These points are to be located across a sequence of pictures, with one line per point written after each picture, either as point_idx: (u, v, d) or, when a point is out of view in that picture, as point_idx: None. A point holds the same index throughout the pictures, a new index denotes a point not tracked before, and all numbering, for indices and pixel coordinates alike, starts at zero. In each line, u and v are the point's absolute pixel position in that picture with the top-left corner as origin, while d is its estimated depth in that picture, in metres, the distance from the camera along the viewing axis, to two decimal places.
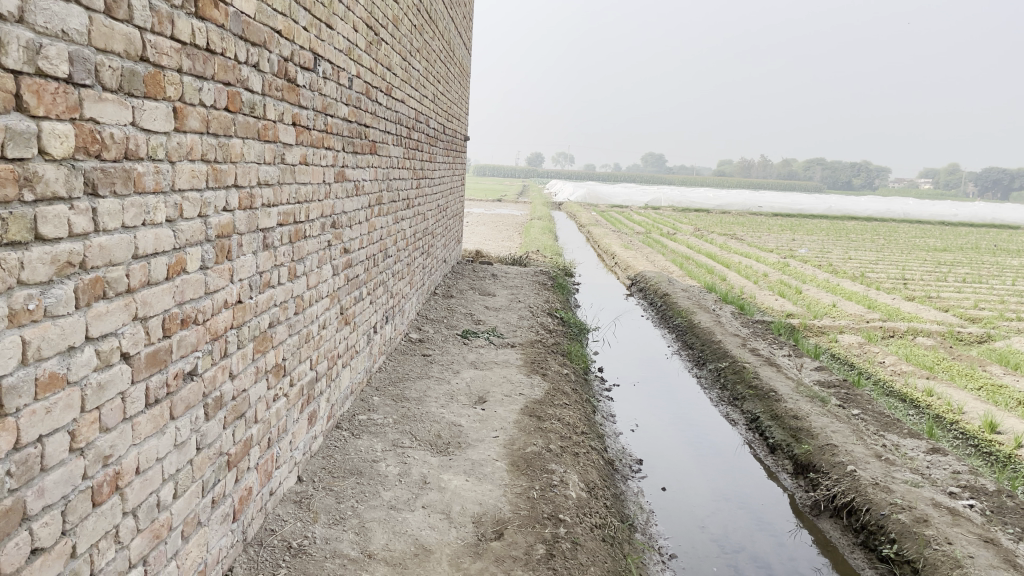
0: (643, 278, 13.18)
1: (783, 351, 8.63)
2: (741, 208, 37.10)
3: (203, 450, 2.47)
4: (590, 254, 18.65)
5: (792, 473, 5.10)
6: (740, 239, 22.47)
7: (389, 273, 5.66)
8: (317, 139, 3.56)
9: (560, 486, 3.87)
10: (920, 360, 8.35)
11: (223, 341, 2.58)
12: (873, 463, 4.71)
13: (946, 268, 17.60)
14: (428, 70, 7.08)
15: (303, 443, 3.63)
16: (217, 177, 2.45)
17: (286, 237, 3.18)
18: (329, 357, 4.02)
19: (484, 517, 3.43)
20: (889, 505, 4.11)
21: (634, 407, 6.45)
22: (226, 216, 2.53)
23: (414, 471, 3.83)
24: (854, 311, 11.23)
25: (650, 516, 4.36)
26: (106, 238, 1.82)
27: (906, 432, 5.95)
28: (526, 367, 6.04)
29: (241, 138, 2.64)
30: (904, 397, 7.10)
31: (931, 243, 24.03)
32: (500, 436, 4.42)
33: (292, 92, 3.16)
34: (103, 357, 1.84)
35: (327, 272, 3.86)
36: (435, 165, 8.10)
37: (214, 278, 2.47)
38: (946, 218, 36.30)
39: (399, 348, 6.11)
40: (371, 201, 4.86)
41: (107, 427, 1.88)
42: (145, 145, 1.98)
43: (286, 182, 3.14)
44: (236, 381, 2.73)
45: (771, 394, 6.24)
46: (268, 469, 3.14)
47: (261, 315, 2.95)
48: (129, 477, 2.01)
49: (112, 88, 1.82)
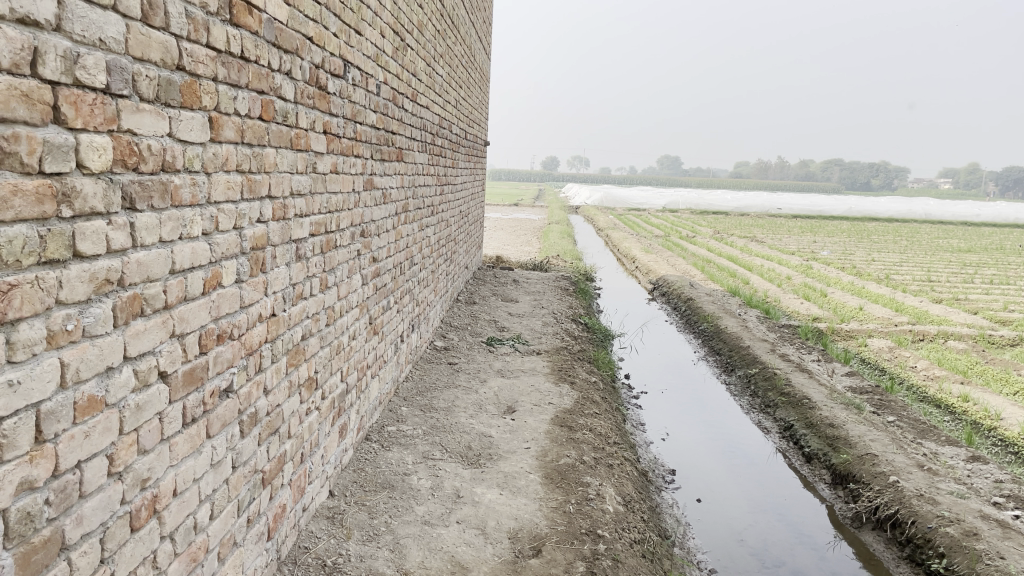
0: (665, 282, 13.06)
1: (811, 356, 8.49)
2: (759, 210, 36.82)
3: (239, 469, 2.41)
4: (610, 258, 18.53)
5: (830, 484, 4.98)
6: (761, 241, 22.25)
7: (415, 281, 5.59)
8: (347, 147, 3.50)
9: (596, 499, 3.78)
10: (953, 364, 8.18)
11: (258, 356, 2.52)
12: (916, 473, 4.58)
13: (972, 269, 17.33)
14: (450, 76, 7.02)
15: (335, 456, 3.56)
16: (252, 188, 2.39)
17: (318, 247, 3.12)
18: (359, 368, 3.95)
19: (521, 532, 3.35)
20: (936, 517, 3.98)
21: (662, 415, 6.34)
22: (260, 227, 2.47)
23: (447, 484, 3.75)
24: (881, 315, 11.06)
25: (687, 529, 4.26)
26: (144, 254, 1.76)
27: (944, 439, 5.81)
28: (553, 375, 5.95)
29: (275, 147, 2.58)
30: (939, 403, 6.94)
31: (955, 244, 23.71)
32: (532, 447, 4.34)
33: (323, 100, 3.10)
34: (141, 377, 1.78)
35: (356, 282, 3.79)
36: (457, 172, 8.04)
37: (249, 291, 2.40)
38: (969, 218, 35.82)
39: (425, 357, 6.04)
40: (397, 209, 4.80)
41: (145, 449, 1.82)
42: (181, 156, 1.92)
43: (318, 192, 3.07)
44: (270, 397, 2.66)
45: (805, 401, 6.11)
46: (301, 485, 3.08)
47: (295, 328, 2.88)
48: (167, 500, 1.94)
49: (149, 98, 1.75)
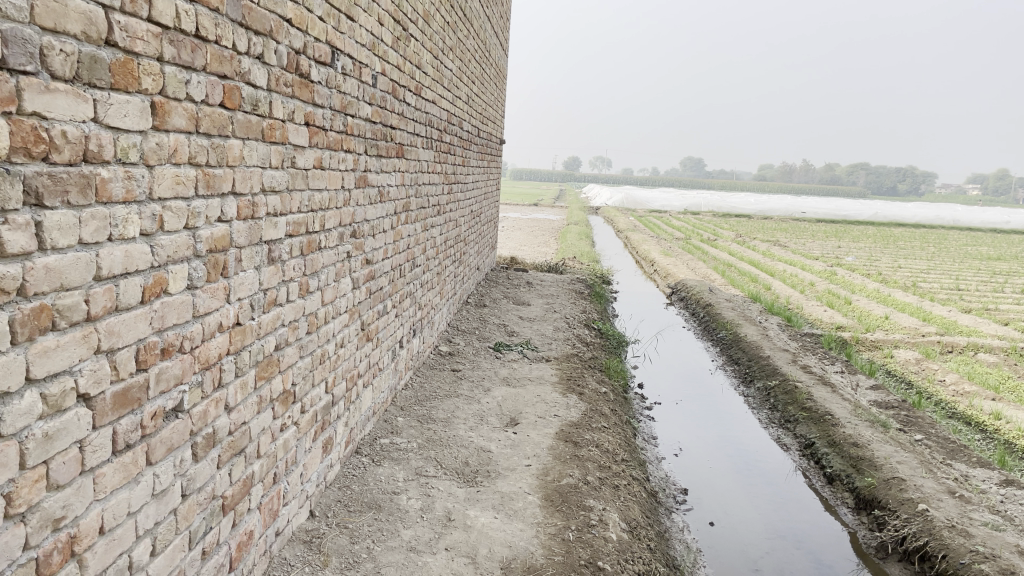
0: (684, 287, 12.70)
1: (834, 367, 8.14)
2: (782, 213, 36.21)
3: (191, 497, 2.15)
4: (628, 261, 18.23)
5: (853, 509, 4.67)
6: (784, 245, 21.75)
7: (417, 283, 5.33)
8: (335, 141, 3.24)
9: (599, 526, 3.50)
10: (984, 379, 7.78)
11: (217, 370, 2.26)
12: (947, 501, 4.24)
13: (1002, 278, 16.79)
14: (462, 70, 6.74)
15: (317, 473, 3.31)
16: (210, 184, 2.14)
17: (296, 249, 2.86)
18: (347, 378, 3.69)
19: (514, 563, 3.08)
20: (969, 552, 3.65)
21: (676, 428, 6.03)
22: (221, 228, 2.22)
23: (437, 505, 3.48)
24: (908, 324, 10.65)
25: (698, 557, 3.97)
26: (57, 258, 1.51)
27: (974, 461, 5.46)
28: (562, 385, 5.66)
29: (241, 139, 2.33)
30: (969, 421, 6.57)
31: (982, 251, 23.01)
32: (533, 465, 4.06)
33: (305, 88, 2.84)
34: (51, 402, 1.53)
35: (345, 285, 3.54)
36: (468, 170, 7.76)
37: (205, 299, 2.15)
38: (996, 224, 35.06)
39: (428, 363, 5.78)
40: (397, 208, 4.54)
41: (58, 484, 1.57)
42: (112, 146, 1.67)
43: (297, 189, 2.82)
44: (234, 415, 2.40)
45: (827, 417, 5.79)
46: (274, 508, 2.82)
47: (266, 338, 2.63)
48: (90, 539, 1.69)
49: (64, 76, 1.50)
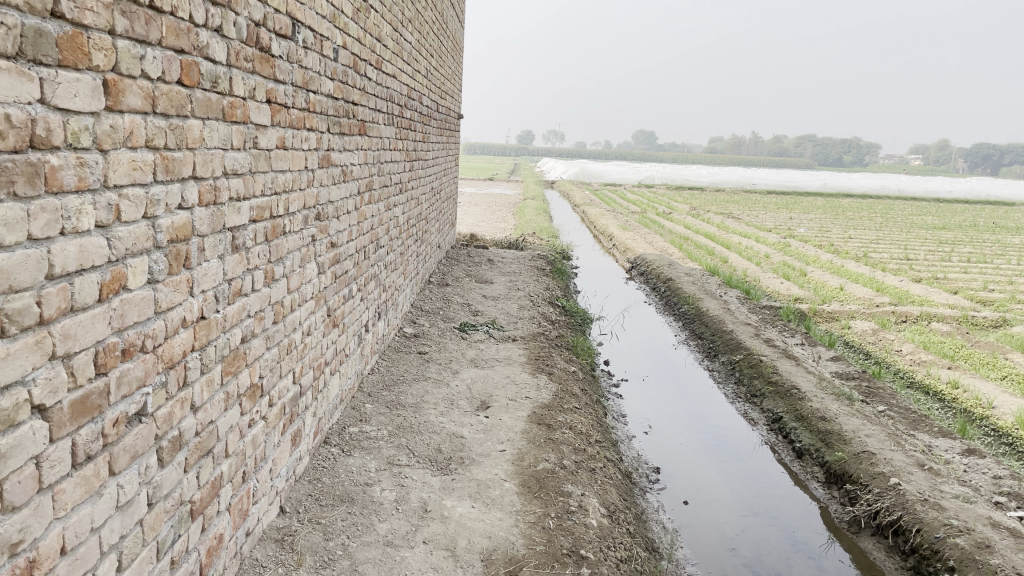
0: (643, 262, 12.72)
1: (795, 339, 8.21)
2: (734, 184, 36.58)
3: (157, 505, 2.01)
4: (586, 235, 18.19)
5: (823, 483, 4.70)
6: (737, 218, 21.95)
7: (381, 264, 5.17)
8: (297, 120, 3.07)
9: (578, 512, 3.44)
10: (939, 348, 7.92)
11: (181, 369, 2.11)
12: (918, 474, 4.29)
13: (948, 247, 17.19)
14: (421, 42, 6.53)
15: (286, 468, 3.18)
16: (169, 168, 1.97)
17: (260, 235, 2.70)
18: (315, 366, 3.55)
19: (495, 554, 3.00)
20: (944, 526, 3.69)
21: (645, 405, 6.01)
22: (182, 215, 2.06)
23: (413, 496, 3.38)
24: (862, 295, 10.81)
25: (675, 538, 3.95)
26: (4, 257, 1.36)
27: (936, 430, 5.54)
28: (530, 365, 5.58)
29: (200, 119, 2.16)
30: (928, 390, 6.68)
31: (928, 221, 23.49)
32: (508, 450, 3.98)
33: (266, 63, 2.67)
34: (3, 417, 1.38)
35: (311, 271, 3.38)
36: (428, 146, 7.57)
37: (168, 294, 2.00)
38: (940, 193, 35.90)
39: (394, 346, 5.65)
40: (360, 187, 4.37)
41: (13, 505, 1.42)
42: (61, 130, 1.51)
43: (260, 171, 2.65)
44: (200, 415, 2.25)
45: (794, 391, 5.82)
46: (243, 508, 2.69)
47: (232, 331, 2.47)
48: (52, 562, 1.55)
49: (5, 53, 1.33)
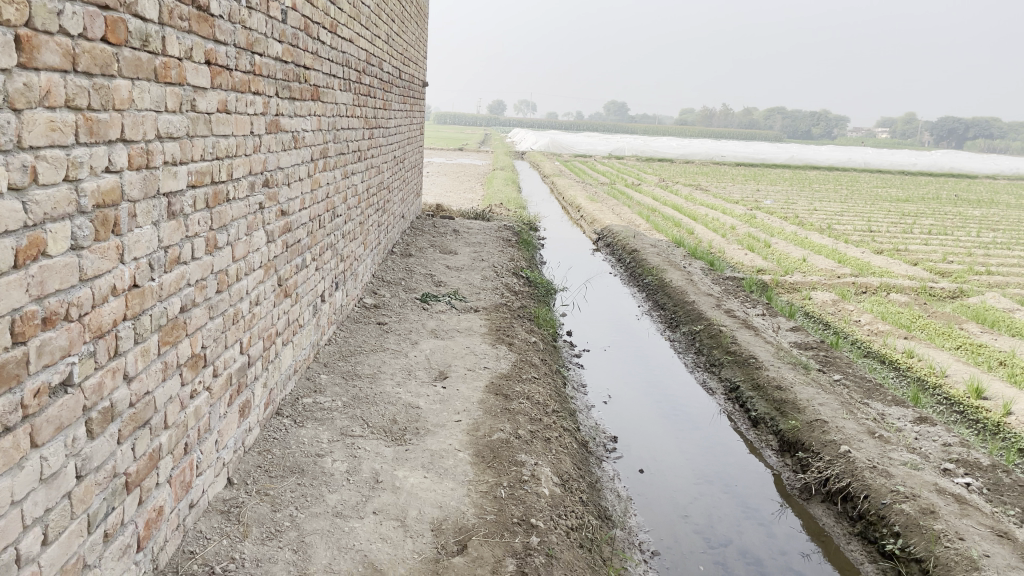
0: (610, 233, 12.71)
1: (756, 310, 8.28)
2: (703, 156, 36.70)
3: (88, 477, 1.96)
4: (555, 206, 18.13)
5: (777, 450, 4.76)
6: (706, 189, 22.02)
7: (338, 233, 5.09)
8: (240, 83, 2.97)
9: (531, 481, 3.44)
10: (896, 318, 8.04)
11: (112, 338, 2.05)
12: (868, 442, 4.36)
13: (910, 219, 17.42)
14: (381, 6, 6.38)
15: (234, 439, 3.13)
16: (93, 130, 1.90)
17: (200, 202, 2.62)
18: (265, 337, 3.49)
19: (445, 524, 2.99)
20: (890, 493, 3.76)
21: (605, 375, 6.03)
22: (109, 179, 1.98)
23: (364, 466, 3.35)
24: (825, 266, 10.92)
25: (629, 506, 3.98)
26: None
27: (889, 399, 5.63)
28: (491, 336, 5.55)
29: (129, 79, 2.07)
30: (884, 359, 6.78)
31: (893, 193, 23.79)
32: (463, 420, 3.96)
33: (204, 23, 2.56)
34: None
35: (258, 239, 3.31)
36: (390, 113, 7.44)
37: (95, 261, 1.93)
38: (905, 166, 36.34)
39: (353, 316, 5.59)
40: (313, 154, 4.28)
41: None
42: None
43: (198, 135, 2.57)
44: (135, 385, 2.20)
45: (751, 360, 5.87)
46: (186, 480, 2.64)
47: (169, 300, 2.41)
48: None
49: None
